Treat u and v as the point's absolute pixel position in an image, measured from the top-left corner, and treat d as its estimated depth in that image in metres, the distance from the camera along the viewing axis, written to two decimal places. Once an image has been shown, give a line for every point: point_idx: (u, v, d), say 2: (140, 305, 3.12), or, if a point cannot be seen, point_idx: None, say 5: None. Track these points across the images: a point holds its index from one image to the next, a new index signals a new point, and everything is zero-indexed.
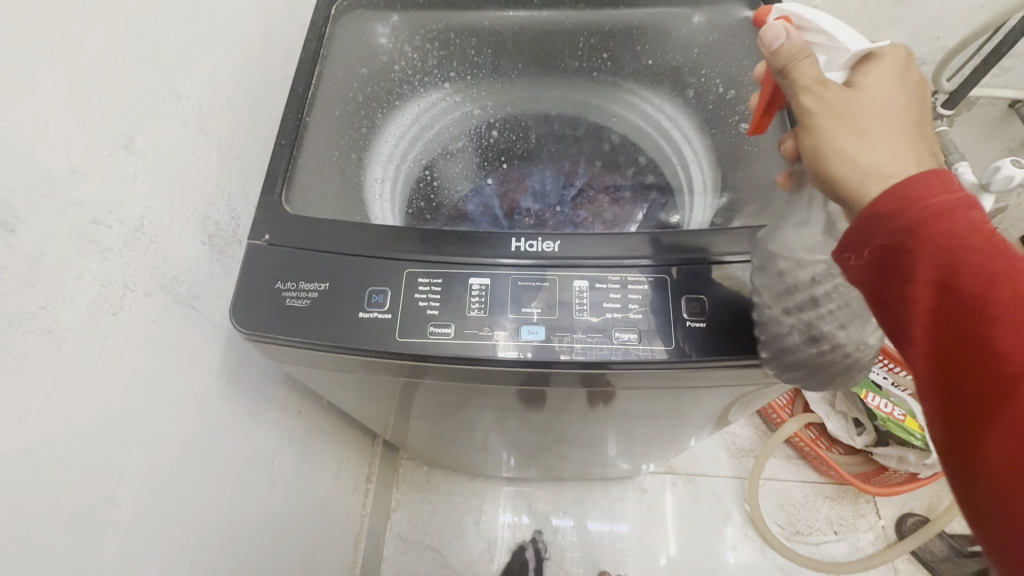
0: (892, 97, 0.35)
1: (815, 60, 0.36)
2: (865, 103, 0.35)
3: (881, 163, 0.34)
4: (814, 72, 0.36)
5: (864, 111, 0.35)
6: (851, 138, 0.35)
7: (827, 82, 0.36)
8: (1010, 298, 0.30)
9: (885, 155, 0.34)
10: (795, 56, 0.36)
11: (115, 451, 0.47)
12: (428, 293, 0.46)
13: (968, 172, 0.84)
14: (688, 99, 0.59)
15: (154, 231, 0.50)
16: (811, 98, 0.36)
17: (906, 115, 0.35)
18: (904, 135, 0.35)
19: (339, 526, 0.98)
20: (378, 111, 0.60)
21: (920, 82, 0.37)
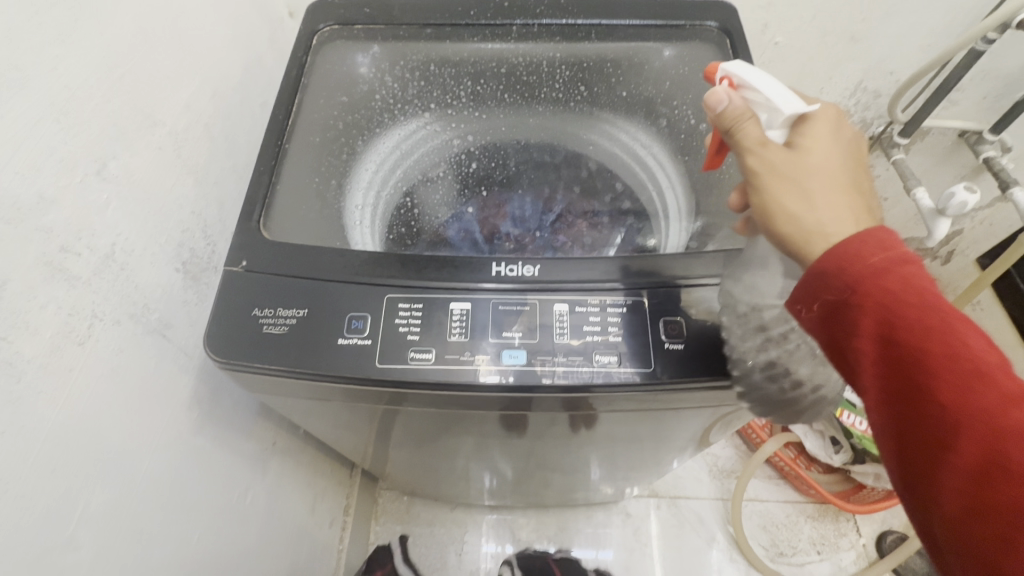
0: (828, 157, 0.39)
1: (757, 121, 0.40)
2: (801, 164, 0.39)
3: (821, 218, 0.38)
4: (757, 134, 0.39)
5: (803, 171, 0.39)
6: (793, 195, 0.39)
7: (768, 143, 0.39)
8: (946, 349, 0.33)
9: (826, 212, 0.38)
10: (738, 117, 0.39)
11: (75, 488, 0.44)
12: (409, 318, 0.46)
13: (926, 197, 0.89)
14: (661, 128, 0.61)
15: (125, 258, 0.49)
16: (756, 159, 0.39)
17: (841, 175, 0.39)
18: (841, 193, 0.39)
19: (315, 563, 0.94)
20: (358, 138, 0.60)
21: (850, 140, 0.41)
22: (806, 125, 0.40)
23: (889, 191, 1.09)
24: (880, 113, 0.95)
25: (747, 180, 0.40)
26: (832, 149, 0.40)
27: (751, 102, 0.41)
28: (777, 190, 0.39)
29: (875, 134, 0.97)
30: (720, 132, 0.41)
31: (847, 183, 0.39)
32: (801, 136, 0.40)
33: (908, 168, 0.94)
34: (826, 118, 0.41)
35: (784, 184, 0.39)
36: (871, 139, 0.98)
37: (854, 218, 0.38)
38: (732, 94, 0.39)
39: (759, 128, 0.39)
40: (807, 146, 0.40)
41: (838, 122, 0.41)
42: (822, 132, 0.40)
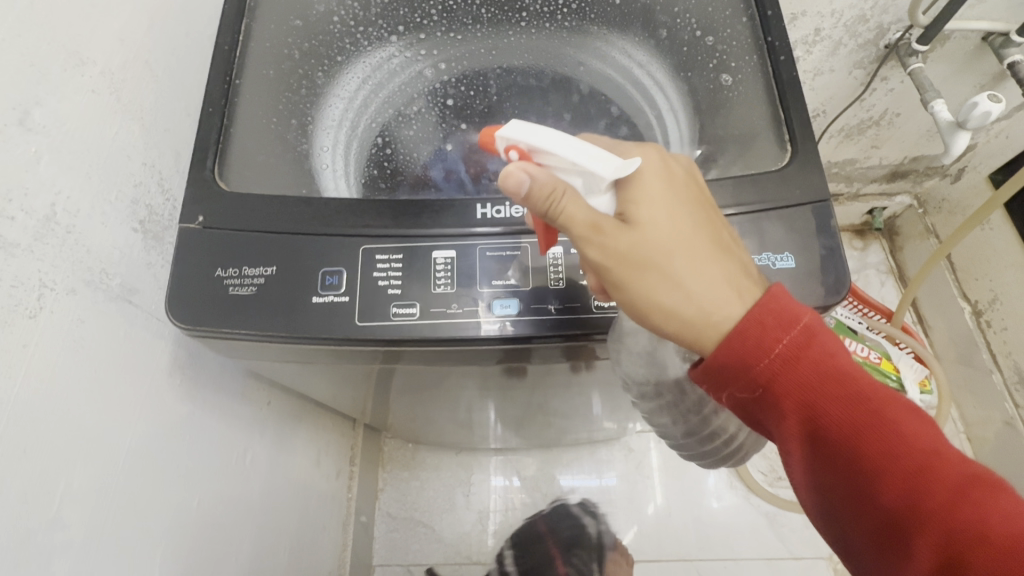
0: (669, 225, 0.38)
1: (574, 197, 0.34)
2: (645, 241, 0.37)
3: (696, 300, 0.38)
4: (584, 220, 0.35)
5: (654, 252, 0.38)
6: (658, 282, 0.38)
7: (600, 224, 0.35)
8: (878, 438, 0.37)
9: (698, 295, 0.38)
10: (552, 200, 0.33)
11: (51, 467, 0.42)
12: (388, 270, 0.42)
13: (944, 109, 0.82)
14: (660, 41, 0.54)
15: (71, 219, 0.44)
16: (597, 248, 0.36)
17: (690, 233, 0.39)
18: (707, 263, 0.39)
19: (324, 512, 0.95)
20: (318, 70, 0.53)
21: (684, 188, 0.40)
22: (628, 190, 0.37)
23: (903, 106, 1.01)
24: (898, 17, 0.85)
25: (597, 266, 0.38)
26: (668, 210, 0.39)
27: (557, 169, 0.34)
28: (639, 283, 0.38)
29: (891, 41, 0.88)
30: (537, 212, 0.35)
31: (704, 249, 0.39)
32: (631, 205, 0.38)
33: (926, 78, 0.86)
34: (648, 174, 0.39)
35: (640, 273, 0.37)
36: (887, 47, 0.89)
37: (729, 288, 0.38)
38: (533, 171, 0.33)
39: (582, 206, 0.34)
40: (644, 215, 0.38)
41: (665, 175, 0.39)
42: (650, 192, 0.38)
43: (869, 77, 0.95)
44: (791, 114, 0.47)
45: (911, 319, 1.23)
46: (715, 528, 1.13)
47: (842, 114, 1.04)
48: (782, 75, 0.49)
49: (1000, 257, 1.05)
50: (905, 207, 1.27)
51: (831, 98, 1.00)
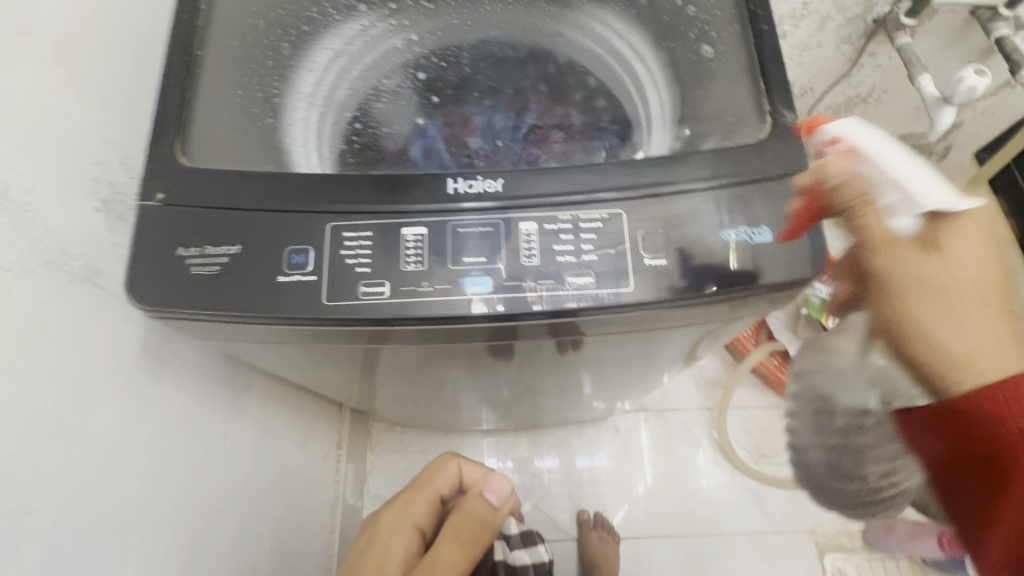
0: (970, 266, 0.41)
1: (881, 210, 0.40)
2: (948, 275, 0.41)
3: (961, 350, 0.41)
4: (877, 232, 0.41)
5: (947, 281, 0.41)
6: (934, 326, 0.42)
7: (927, 242, 0.41)
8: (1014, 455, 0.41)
9: (958, 341, 0.41)
10: (857, 202, 0.40)
11: (14, 453, 0.41)
12: (356, 249, 0.41)
13: (930, 85, 0.81)
14: (638, 11, 0.53)
15: (25, 197, 0.42)
16: (885, 262, 0.41)
17: (993, 278, 0.42)
18: (982, 314, 0.41)
19: (312, 495, 0.95)
20: (284, 41, 0.51)
21: (998, 241, 0.43)
22: (957, 227, 0.41)
23: (890, 83, 1.01)
24: None
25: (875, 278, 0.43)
26: (976, 254, 0.41)
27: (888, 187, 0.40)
28: (921, 317, 0.42)
29: (879, 16, 0.87)
30: (839, 213, 0.41)
31: (980, 299, 0.41)
32: (949, 239, 0.41)
33: (914, 53, 0.85)
34: (979, 218, 0.41)
35: (941, 313, 0.41)
36: (875, 22, 0.88)
37: (992, 341, 0.41)
38: (850, 167, 0.40)
39: (881, 223, 0.40)
40: (957, 246, 0.41)
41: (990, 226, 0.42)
42: (967, 231, 0.41)
43: (857, 53, 0.94)
44: (772, 86, 0.46)
45: None
46: (700, 504, 1.15)
47: (830, 91, 1.02)
48: (763, 46, 0.48)
49: None
50: None
51: (818, 75, 0.98)
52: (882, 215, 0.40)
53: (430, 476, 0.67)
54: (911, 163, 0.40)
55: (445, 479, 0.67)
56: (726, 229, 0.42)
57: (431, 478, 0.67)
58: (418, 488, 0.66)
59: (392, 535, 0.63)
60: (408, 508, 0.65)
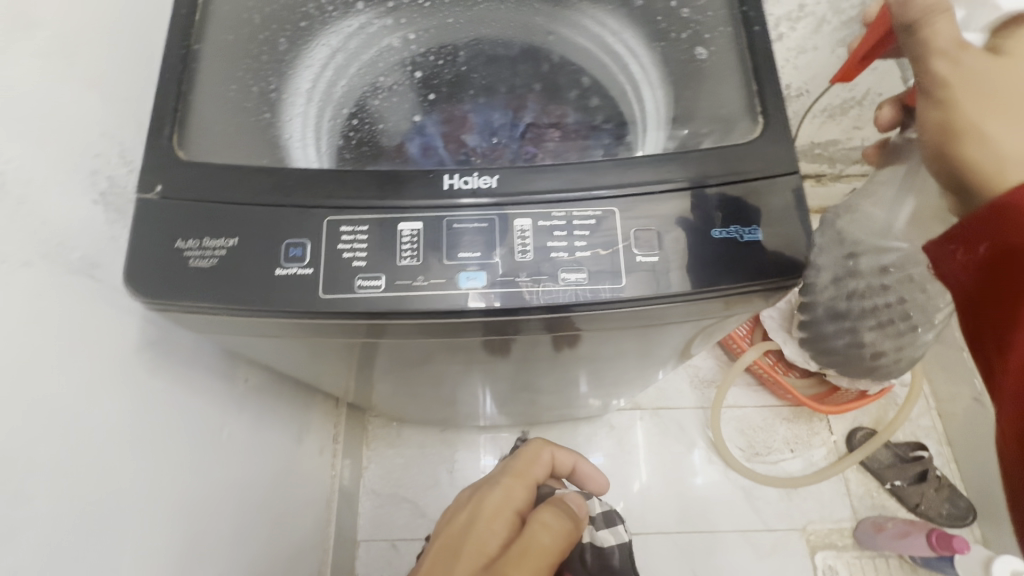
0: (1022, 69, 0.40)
1: (951, 16, 0.41)
2: (997, 79, 0.40)
3: (1007, 143, 0.40)
4: (952, 36, 0.41)
5: (1009, 83, 0.40)
6: (983, 137, 0.41)
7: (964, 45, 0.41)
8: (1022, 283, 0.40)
9: (1013, 136, 0.40)
10: (931, 8, 0.41)
11: (12, 441, 0.41)
12: (352, 242, 0.41)
13: None
14: (633, 11, 0.53)
15: (24, 189, 0.43)
16: (947, 62, 0.41)
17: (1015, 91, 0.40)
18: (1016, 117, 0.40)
19: (308, 488, 0.96)
20: (281, 35, 0.51)
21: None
22: (1013, 31, 0.41)
23: (885, 85, 1.01)
24: None
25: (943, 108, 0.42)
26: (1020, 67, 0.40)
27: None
28: (977, 113, 0.41)
29: None
30: (903, 30, 0.43)
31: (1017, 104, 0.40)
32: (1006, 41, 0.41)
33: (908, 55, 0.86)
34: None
35: (990, 119, 0.40)
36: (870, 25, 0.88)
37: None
38: None
39: (952, 28, 0.41)
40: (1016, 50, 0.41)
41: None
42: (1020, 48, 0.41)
43: None
44: (764, 87, 0.47)
45: None
46: (693, 501, 1.16)
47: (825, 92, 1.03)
48: (756, 48, 0.49)
49: None
50: None
51: (813, 76, 0.99)
52: (950, 18, 0.41)
53: (529, 463, 0.65)
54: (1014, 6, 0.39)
55: (540, 467, 0.66)
56: (719, 228, 0.42)
57: (529, 466, 0.65)
58: (517, 475, 0.63)
59: (479, 517, 0.57)
60: (510, 494, 0.60)
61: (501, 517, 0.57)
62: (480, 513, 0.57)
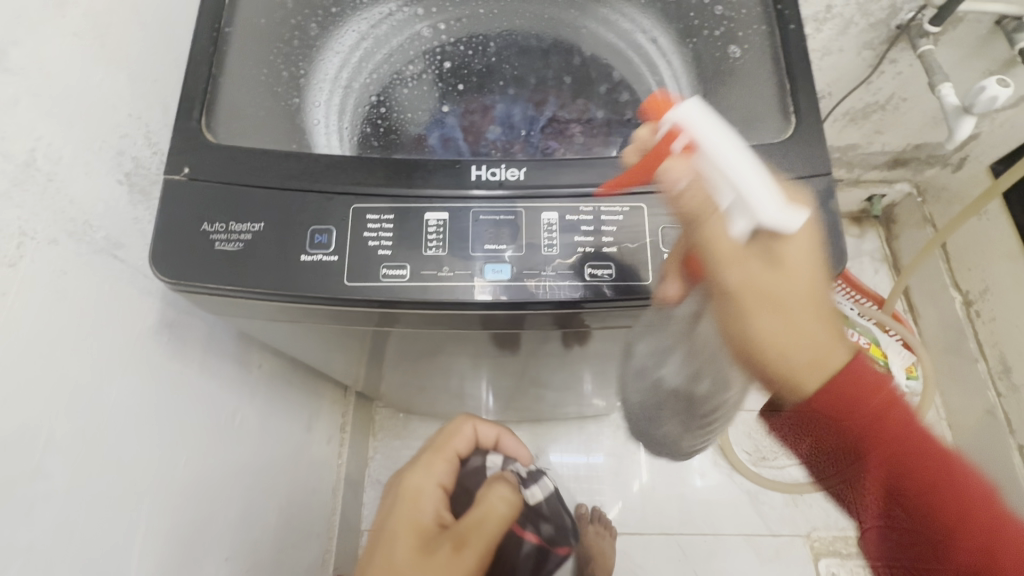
0: (807, 267, 0.35)
1: (721, 217, 0.34)
2: (787, 288, 0.35)
3: (806, 355, 0.36)
4: (725, 243, 0.34)
5: (788, 296, 0.35)
6: (764, 319, 0.36)
7: (747, 253, 0.34)
8: (951, 495, 0.35)
9: (801, 344, 0.36)
10: (697, 206, 0.35)
11: (32, 417, 0.42)
12: (379, 230, 0.41)
13: (951, 94, 0.80)
14: (664, 7, 0.53)
15: (52, 167, 0.43)
16: (734, 282, 0.35)
17: (811, 290, 0.36)
18: (813, 309, 0.36)
19: (315, 476, 0.96)
20: (312, 21, 0.51)
21: (820, 254, 0.36)
22: (787, 236, 0.34)
23: (909, 91, 1.00)
24: None
25: (722, 298, 0.37)
26: (808, 263, 0.35)
27: (712, 181, 0.33)
28: (762, 320, 0.36)
29: (903, 22, 0.85)
30: (682, 211, 0.37)
31: (811, 304, 0.36)
32: (784, 242, 0.34)
33: (936, 61, 0.84)
34: (806, 228, 0.35)
35: (757, 309, 0.36)
36: (898, 28, 0.86)
37: (826, 335, 0.37)
38: (689, 175, 0.34)
39: (724, 231, 0.34)
40: (793, 257, 0.34)
41: (816, 236, 0.35)
42: (794, 242, 0.34)
43: (878, 59, 0.93)
44: (798, 87, 0.46)
45: (903, 307, 1.23)
46: (697, 503, 1.16)
47: (848, 96, 1.01)
48: (792, 49, 0.47)
49: (995, 246, 1.04)
50: (905, 195, 1.26)
51: (837, 80, 0.98)
52: (723, 221, 0.34)
53: (448, 437, 0.66)
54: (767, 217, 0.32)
55: (462, 440, 0.66)
56: None
57: (448, 440, 0.66)
58: (437, 451, 0.64)
59: (415, 499, 0.57)
60: (432, 467, 0.61)
61: (429, 498, 0.57)
62: (410, 505, 0.57)
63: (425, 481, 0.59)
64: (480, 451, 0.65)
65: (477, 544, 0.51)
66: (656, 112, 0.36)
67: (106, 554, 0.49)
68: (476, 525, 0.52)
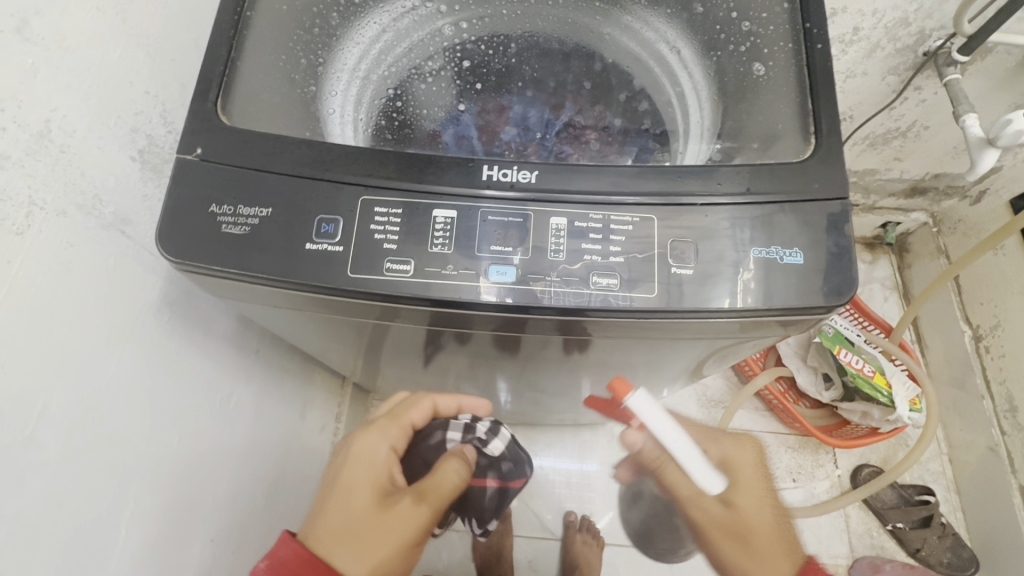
0: (756, 507, 0.51)
1: (678, 468, 0.52)
2: (743, 519, 0.51)
3: (767, 570, 0.50)
4: (686, 485, 0.52)
5: (749, 522, 0.50)
6: (737, 553, 0.51)
7: (706, 494, 0.51)
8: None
9: (757, 562, 0.50)
10: (658, 460, 0.53)
11: (29, 386, 0.42)
12: (385, 224, 0.41)
13: (975, 125, 0.79)
14: (691, 18, 0.52)
15: (66, 139, 0.43)
16: (699, 509, 0.52)
17: (770, 514, 0.52)
18: (774, 552, 0.50)
19: (307, 464, 0.96)
20: (335, 10, 0.51)
21: (761, 472, 0.55)
22: (733, 487, 0.52)
23: (932, 119, 0.98)
24: (942, 24, 0.81)
25: (705, 534, 0.52)
26: (756, 493, 0.52)
27: (666, 456, 0.52)
28: (733, 551, 0.51)
29: (930, 49, 0.84)
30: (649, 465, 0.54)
31: (774, 528, 0.51)
32: (732, 491, 0.52)
33: (962, 91, 0.83)
34: (740, 465, 0.54)
35: (727, 541, 0.50)
36: (925, 55, 0.85)
37: (787, 563, 0.50)
38: (643, 441, 0.53)
39: (685, 480, 0.52)
40: (742, 499, 0.51)
41: (753, 461, 0.55)
42: (743, 481, 0.53)
43: (902, 85, 0.92)
44: (820, 106, 0.45)
45: (911, 337, 1.22)
46: None
47: (870, 120, 1.00)
48: (817, 66, 0.46)
49: (1008, 282, 1.03)
50: (920, 224, 1.25)
51: (859, 103, 0.96)
52: (676, 472, 0.52)
53: (406, 406, 0.59)
54: (696, 456, 0.49)
55: (421, 411, 0.60)
56: (758, 244, 0.41)
57: (406, 409, 0.59)
58: (391, 417, 0.58)
59: (360, 461, 0.53)
60: (382, 435, 0.56)
61: (375, 464, 0.53)
62: (352, 469, 0.53)
63: (369, 447, 0.54)
64: (439, 423, 0.60)
65: (434, 503, 0.50)
66: (618, 393, 0.51)
67: (95, 528, 0.49)
68: (428, 493, 0.50)
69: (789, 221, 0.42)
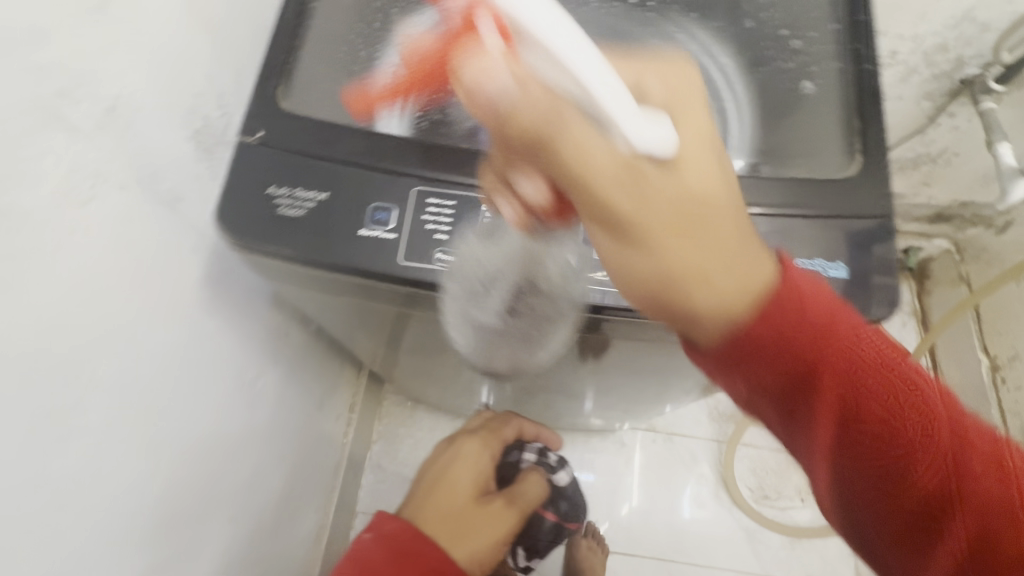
0: (711, 175, 0.32)
1: (583, 135, 0.28)
2: (693, 194, 0.31)
3: (738, 276, 0.33)
4: (608, 171, 0.29)
5: (692, 206, 0.32)
6: (686, 248, 0.32)
7: (666, 167, 0.30)
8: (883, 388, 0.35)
9: (717, 300, 0.33)
10: (543, 123, 0.27)
11: (81, 353, 0.43)
12: (438, 216, 0.42)
13: (1010, 154, 0.79)
14: (742, 32, 0.53)
15: (132, 115, 0.45)
16: (675, 244, 0.32)
17: (720, 189, 0.33)
18: (741, 263, 0.33)
19: (320, 451, 0.97)
20: None
21: (729, 165, 0.33)
22: (683, 166, 0.31)
23: (964, 147, 0.98)
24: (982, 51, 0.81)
25: (636, 233, 0.32)
26: (710, 154, 0.32)
27: (549, 84, 0.25)
28: (686, 254, 0.32)
29: (968, 77, 0.84)
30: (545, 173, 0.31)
31: (728, 245, 0.33)
32: (679, 156, 0.31)
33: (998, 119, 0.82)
34: (696, 147, 0.32)
35: (695, 231, 0.32)
36: (963, 82, 0.85)
37: (755, 272, 0.34)
38: (502, 76, 0.26)
39: (587, 145, 0.28)
40: (693, 169, 0.31)
41: (723, 150, 0.33)
42: (699, 164, 0.32)
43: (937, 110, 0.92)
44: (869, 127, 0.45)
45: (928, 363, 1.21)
46: (692, 531, 1.15)
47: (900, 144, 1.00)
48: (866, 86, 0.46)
49: None
50: (944, 252, 1.24)
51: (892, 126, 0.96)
52: None
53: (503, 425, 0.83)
54: None
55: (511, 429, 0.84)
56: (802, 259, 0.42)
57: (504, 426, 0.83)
58: (492, 431, 0.81)
59: (463, 470, 0.74)
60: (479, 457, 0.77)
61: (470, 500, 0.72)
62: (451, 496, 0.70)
63: (470, 465, 0.75)
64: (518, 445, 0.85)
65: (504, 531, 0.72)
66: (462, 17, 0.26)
67: (128, 496, 0.51)
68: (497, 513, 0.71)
69: (833, 238, 0.42)
